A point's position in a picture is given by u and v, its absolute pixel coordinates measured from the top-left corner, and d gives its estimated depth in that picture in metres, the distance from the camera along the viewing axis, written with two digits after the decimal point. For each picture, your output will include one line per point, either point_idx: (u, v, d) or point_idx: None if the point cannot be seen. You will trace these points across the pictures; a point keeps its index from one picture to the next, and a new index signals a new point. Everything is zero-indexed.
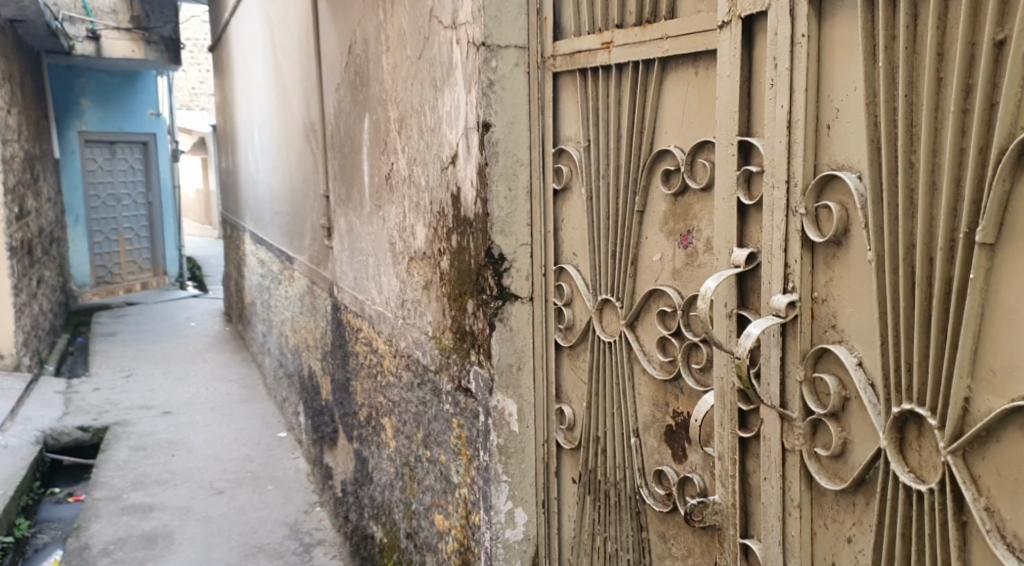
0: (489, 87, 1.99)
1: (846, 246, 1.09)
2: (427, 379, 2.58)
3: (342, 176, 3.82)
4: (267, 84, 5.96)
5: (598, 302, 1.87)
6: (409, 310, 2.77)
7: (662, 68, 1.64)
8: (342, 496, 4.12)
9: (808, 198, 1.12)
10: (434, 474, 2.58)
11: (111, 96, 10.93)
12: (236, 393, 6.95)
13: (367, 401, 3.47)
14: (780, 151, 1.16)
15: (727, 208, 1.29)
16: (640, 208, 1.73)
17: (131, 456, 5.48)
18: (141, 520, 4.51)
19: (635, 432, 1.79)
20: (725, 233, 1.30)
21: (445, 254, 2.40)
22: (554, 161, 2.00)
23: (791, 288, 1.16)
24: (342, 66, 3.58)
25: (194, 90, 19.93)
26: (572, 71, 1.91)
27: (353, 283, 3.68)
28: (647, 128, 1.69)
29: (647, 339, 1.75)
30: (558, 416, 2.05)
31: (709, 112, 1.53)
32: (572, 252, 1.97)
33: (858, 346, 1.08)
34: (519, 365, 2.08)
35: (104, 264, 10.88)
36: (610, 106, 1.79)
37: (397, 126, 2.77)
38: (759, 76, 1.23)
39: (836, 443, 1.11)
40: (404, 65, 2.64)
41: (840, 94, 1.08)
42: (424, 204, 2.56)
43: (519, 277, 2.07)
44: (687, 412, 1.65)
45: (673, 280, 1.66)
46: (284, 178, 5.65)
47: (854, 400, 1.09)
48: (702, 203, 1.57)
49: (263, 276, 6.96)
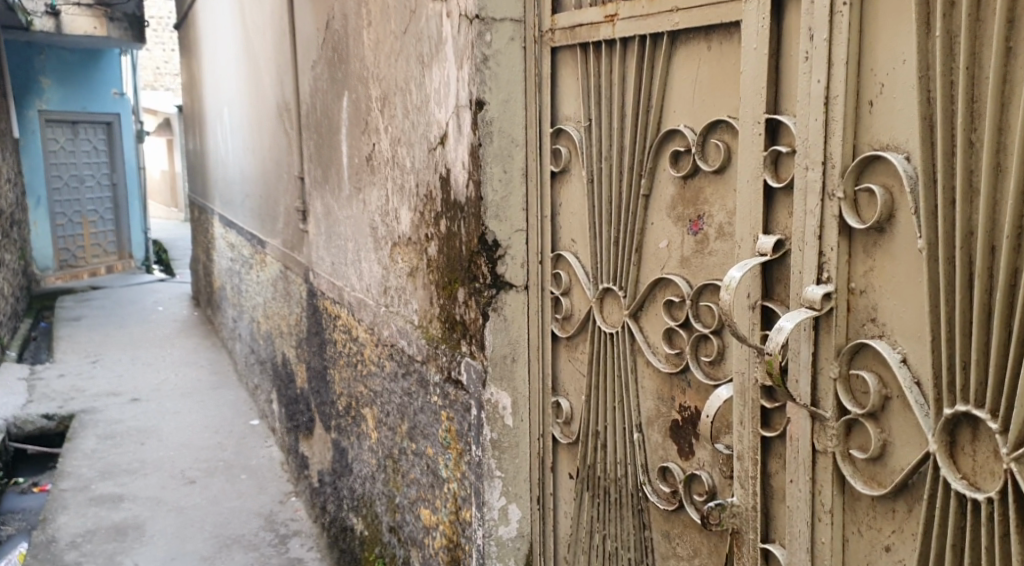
0: (483, 62, 1.88)
1: (890, 233, 1.01)
2: (413, 370, 2.47)
3: (318, 158, 3.69)
4: (237, 62, 5.78)
5: (598, 291, 1.78)
6: (393, 298, 2.67)
7: (671, 42, 1.55)
8: (319, 486, 4.01)
9: (847, 180, 1.04)
10: (420, 468, 2.49)
11: (72, 75, 10.59)
12: (206, 379, 6.78)
13: (346, 390, 3.36)
14: (815, 129, 1.07)
15: (752, 192, 1.21)
16: (646, 192, 1.64)
17: (98, 445, 5.31)
18: (110, 511, 4.36)
19: (638, 426, 1.70)
20: (748, 219, 1.22)
21: (433, 240, 2.29)
22: (552, 142, 1.90)
23: (825, 279, 1.08)
24: (318, 43, 3.44)
25: (158, 70, 19.53)
26: (571, 46, 1.81)
27: (330, 268, 3.56)
28: (654, 107, 1.60)
29: (651, 330, 1.66)
30: (554, 409, 1.96)
31: (723, 88, 1.44)
32: (571, 239, 1.88)
33: (901, 342, 1.01)
34: (513, 356, 1.99)
35: (67, 247, 10.62)
36: (613, 83, 1.70)
37: (379, 104, 2.65)
38: (789, 50, 1.15)
39: (875, 446, 1.03)
40: (386, 40, 2.53)
41: (886, 67, 1.00)
42: (408, 187, 2.45)
43: (513, 265, 1.98)
44: (695, 407, 1.56)
45: (681, 268, 1.56)
46: (255, 160, 5.49)
47: (896, 399, 1.01)
48: (714, 187, 1.48)
49: (233, 261, 6.78)
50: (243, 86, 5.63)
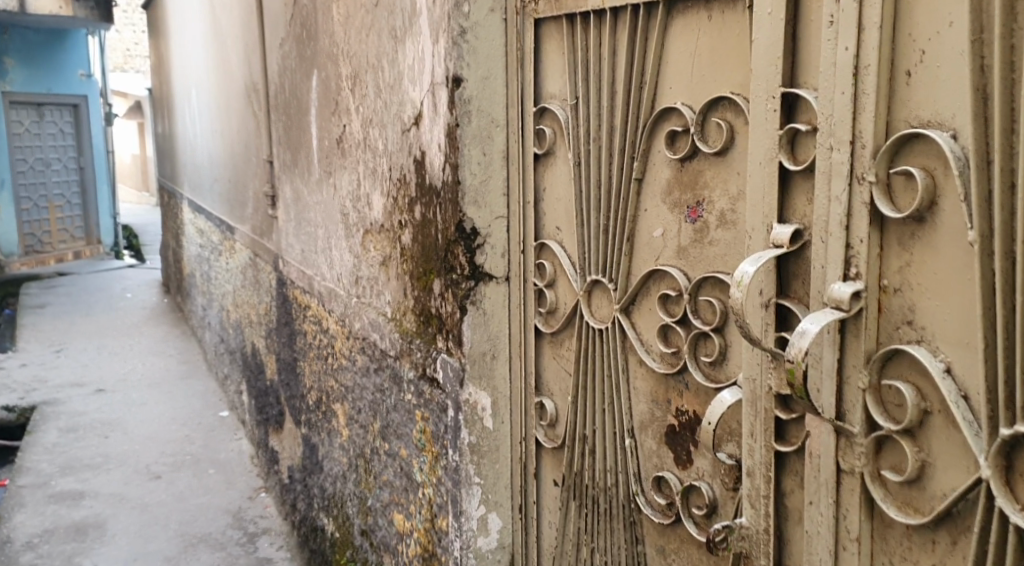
0: (460, 35, 1.73)
1: (931, 224, 0.88)
2: (385, 365, 2.32)
3: (287, 141, 3.51)
4: (204, 42, 5.57)
5: (586, 284, 1.64)
6: (365, 288, 2.52)
7: (667, 12, 1.40)
8: (288, 482, 3.84)
9: (878, 163, 0.91)
10: (393, 470, 2.34)
11: (38, 55, 10.26)
12: (174, 369, 6.59)
13: (316, 383, 3.20)
14: (841, 104, 0.94)
15: (765, 175, 1.07)
16: (638, 175, 1.50)
17: (60, 439, 5.10)
18: (70, 509, 4.17)
19: (630, 432, 1.57)
20: (761, 206, 1.08)
21: (407, 228, 2.14)
22: (535, 122, 1.75)
23: (853, 276, 0.95)
24: (287, 19, 3.25)
25: (128, 51, 19.15)
26: (557, 16, 1.65)
27: (300, 257, 3.39)
28: (648, 82, 1.46)
29: (644, 327, 1.52)
30: (537, 410, 1.82)
31: (724, 62, 1.30)
32: (555, 226, 1.73)
33: (944, 349, 0.88)
34: (493, 353, 1.85)
35: (32, 232, 10.31)
36: (603, 58, 1.55)
37: (350, 83, 2.49)
38: (810, 14, 1.01)
39: (912, 467, 0.91)
40: (356, 14, 2.36)
41: (927, 32, 0.86)
42: (381, 170, 2.29)
43: (493, 255, 1.83)
44: (692, 411, 1.43)
45: (678, 259, 1.43)
46: (223, 144, 5.29)
47: (938, 414, 0.89)
48: (715, 170, 1.34)
49: (203, 247, 6.57)
50: (210, 68, 5.43)
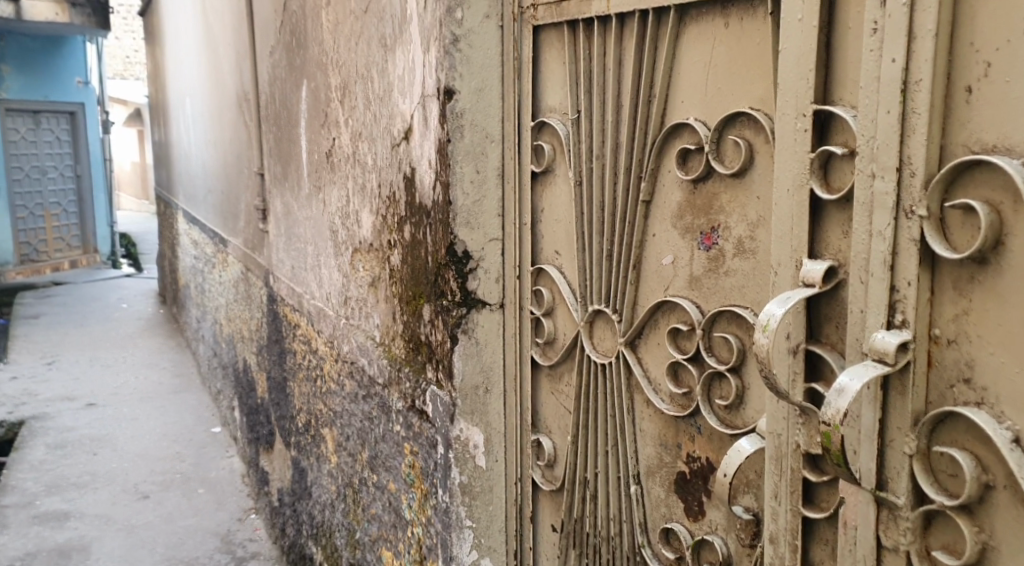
0: (452, 44, 1.60)
1: (996, 267, 0.76)
2: (374, 393, 2.19)
3: (278, 152, 3.38)
4: (197, 52, 5.45)
5: (588, 314, 1.51)
6: (354, 309, 2.38)
7: (679, 19, 1.28)
8: (278, 506, 3.69)
9: (932, 195, 0.78)
10: (382, 504, 2.20)
11: (34, 62, 10.14)
12: (167, 383, 6.44)
13: (306, 406, 3.06)
14: (886, 124, 0.81)
15: (794, 206, 0.95)
16: (646, 197, 1.38)
17: (47, 456, 4.95)
18: (53, 531, 4.02)
19: (636, 477, 1.44)
20: (789, 237, 0.95)
21: (396, 248, 2.01)
22: (533, 137, 1.62)
23: (898, 323, 0.82)
24: (277, 26, 3.12)
25: (128, 59, 19.09)
26: (557, 24, 1.52)
27: (290, 273, 3.25)
28: (657, 94, 1.34)
29: (652, 364, 1.40)
30: (534, 448, 1.68)
31: (745, 74, 1.19)
32: (555, 250, 1.59)
33: (1010, 414, 0.75)
34: (486, 387, 1.71)
35: (27, 241, 10.19)
36: (609, 69, 1.43)
37: (339, 93, 2.36)
38: (848, 20, 0.88)
39: (970, 550, 0.78)
40: (346, 21, 2.23)
41: (993, 41, 0.74)
42: (370, 186, 2.16)
43: (487, 280, 1.70)
44: (706, 458, 1.30)
45: (690, 289, 1.31)
46: (216, 153, 5.15)
47: (1003, 490, 0.76)
48: (732, 193, 1.23)
49: (197, 259, 6.43)
50: (203, 78, 5.32)
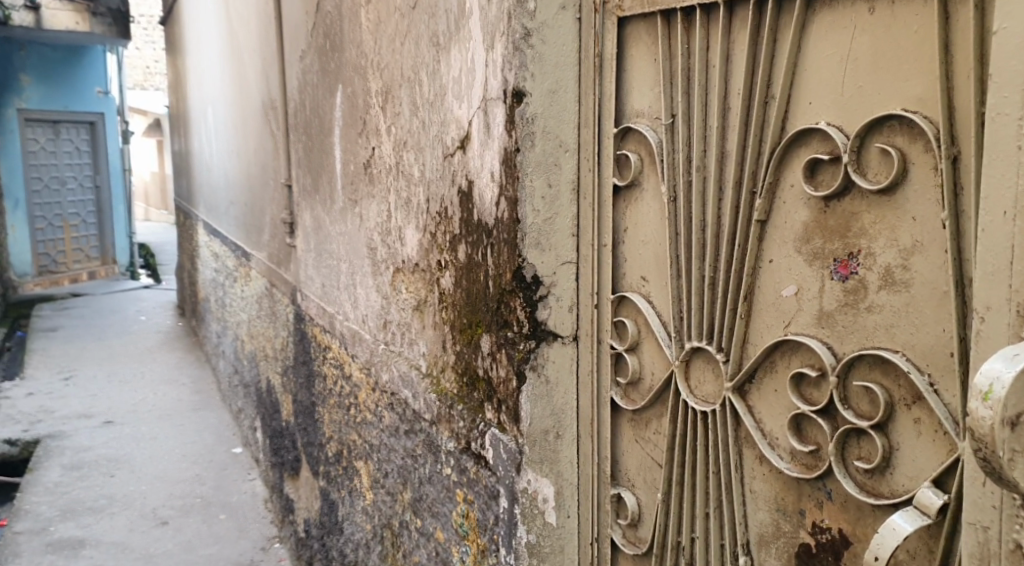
0: (523, 39, 1.42)
1: None
2: (418, 429, 1.99)
3: (307, 163, 3.20)
4: (221, 59, 5.31)
5: (684, 352, 1.30)
6: (394, 335, 2.18)
7: (808, 4, 1.07)
8: (305, 537, 3.49)
9: None
10: (426, 551, 2.00)
11: (54, 72, 10.08)
12: (187, 400, 6.27)
13: (337, 434, 2.86)
14: None
15: (1012, 234, 0.72)
16: (760, 217, 1.16)
17: (62, 477, 4.78)
18: (68, 560, 3.83)
19: (745, 547, 1.22)
20: (1006, 273, 0.73)
21: (447, 269, 1.80)
22: (616, 147, 1.40)
23: None
24: (308, 28, 2.94)
25: (149, 69, 19.10)
26: (648, 14, 1.31)
27: (320, 291, 3.06)
28: (777, 94, 1.12)
29: (767, 413, 1.18)
30: (614, 503, 1.46)
31: (897, 68, 0.97)
32: (640, 276, 1.38)
33: None
34: (557, 431, 1.52)
35: (47, 252, 10.07)
36: (714, 65, 1.21)
37: (380, 99, 2.16)
38: None
39: None
40: (389, 20, 2.04)
41: None
42: (416, 202, 1.96)
43: (560, 310, 1.50)
44: (837, 530, 1.08)
45: (820, 327, 1.09)
46: (240, 163, 4.98)
47: None
48: (877, 213, 1.01)
49: (218, 272, 6.27)
50: (227, 86, 5.16)
